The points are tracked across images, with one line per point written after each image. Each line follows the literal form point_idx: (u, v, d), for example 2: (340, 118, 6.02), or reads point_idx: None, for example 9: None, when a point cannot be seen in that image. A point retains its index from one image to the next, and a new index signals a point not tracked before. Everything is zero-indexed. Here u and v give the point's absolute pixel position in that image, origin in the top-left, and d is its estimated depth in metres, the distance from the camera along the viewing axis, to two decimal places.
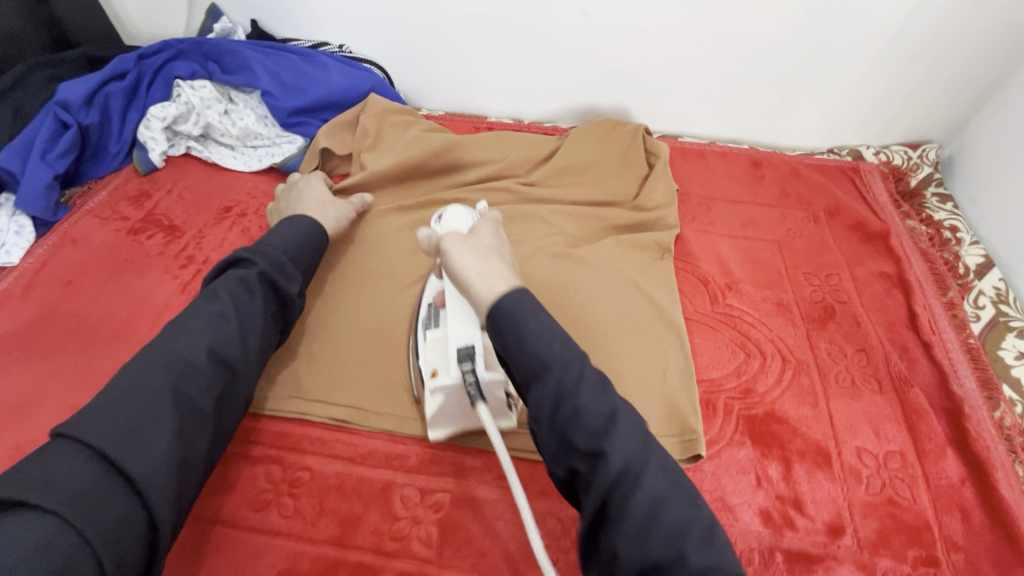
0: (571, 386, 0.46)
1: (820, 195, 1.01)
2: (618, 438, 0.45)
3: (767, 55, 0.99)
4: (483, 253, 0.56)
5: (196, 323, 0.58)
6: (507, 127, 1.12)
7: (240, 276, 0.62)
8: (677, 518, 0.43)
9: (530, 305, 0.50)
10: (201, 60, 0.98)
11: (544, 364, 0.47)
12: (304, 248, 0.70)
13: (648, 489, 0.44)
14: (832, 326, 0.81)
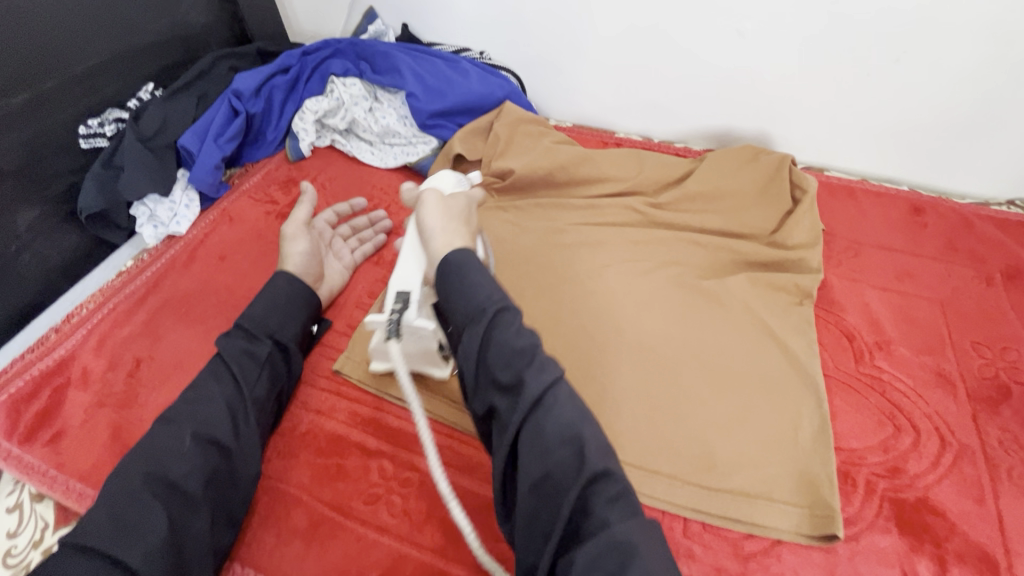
0: (500, 326, 0.49)
1: (996, 252, 0.88)
2: (536, 364, 0.47)
3: (948, 90, 0.88)
4: (453, 215, 0.59)
5: (177, 413, 0.59)
6: (636, 144, 1.08)
7: (213, 364, 0.63)
8: (584, 441, 0.45)
9: (463, 263, 0.52)
10: (354, 59, 1.04)
11: (475, 309, 0.49)
12: (279, 305, 0.69)
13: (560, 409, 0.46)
14: (1006, 410, 0.70)
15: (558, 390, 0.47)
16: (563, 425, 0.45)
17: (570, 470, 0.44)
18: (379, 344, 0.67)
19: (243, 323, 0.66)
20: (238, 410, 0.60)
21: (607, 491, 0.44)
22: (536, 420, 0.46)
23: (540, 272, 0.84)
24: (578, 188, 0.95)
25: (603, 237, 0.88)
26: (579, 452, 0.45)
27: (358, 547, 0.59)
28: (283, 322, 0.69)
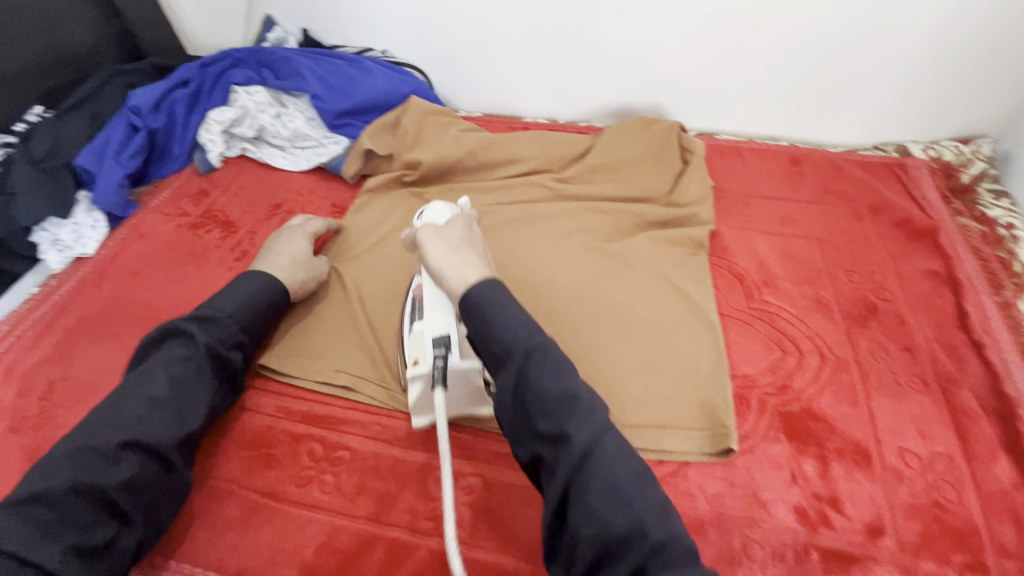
0: (547, 356, 0.51)
1: (863, 191, 0.98)
2: (581, 399, 0.49)
3: (806, 51, 0.98)
4: (455, 245, 0.59)
5: (126, 410, 0.57)
6: (542, 126, 1.14)
7: (180, 353, 0.62)
8: (628, 483, 0.47)
9: (498, 294, 0.53)
10: (256, 67, 1.05)
11: (521, 341, 0.51)
12: (254, 312, 0.68)
13: (606, 453, 0.47)
14: (874, 324, 0.79)
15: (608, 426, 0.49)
16: (618, 472, 0.47)
17: (581, 467, 0.47)
18: (423, 398, 0.65)
19: (224, 320, 0.65)
20: (192, 414, 0.60)
21: (661, 540, 0.44)
22: (587, 480, 0.46)
23: None
24: (488, 171, 0.99)
25: (516, 214, 0.93)
26: (624, 501, 0.46)
27: (292, 527, 0.61)
28: (260, 325, 0.69)
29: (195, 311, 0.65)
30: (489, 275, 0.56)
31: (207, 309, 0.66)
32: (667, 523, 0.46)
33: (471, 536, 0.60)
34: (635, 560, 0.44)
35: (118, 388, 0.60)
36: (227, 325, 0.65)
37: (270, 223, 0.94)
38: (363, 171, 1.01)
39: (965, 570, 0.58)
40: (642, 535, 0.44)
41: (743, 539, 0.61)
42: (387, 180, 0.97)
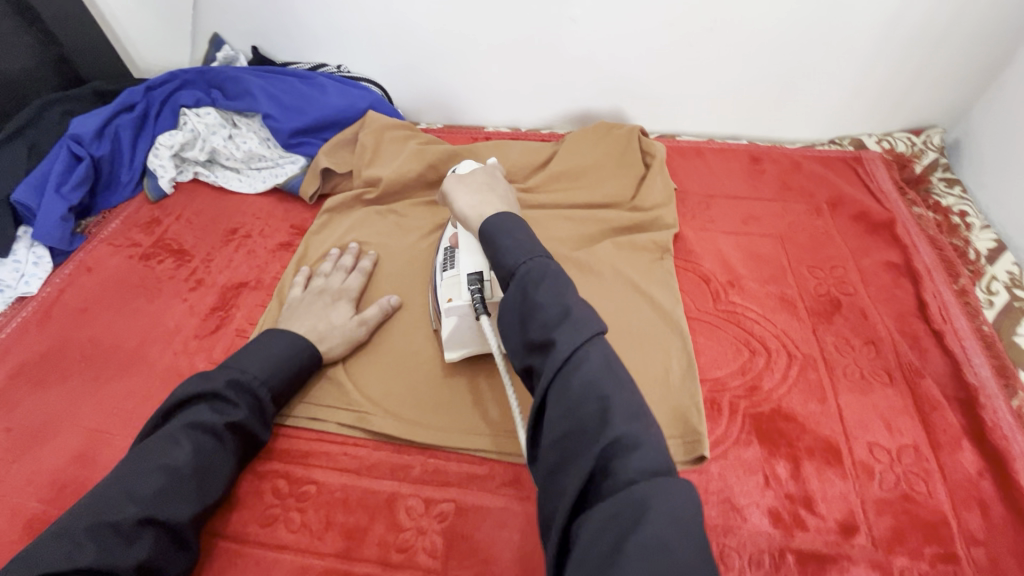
0: (544, 275, 0.50)
1: (822, 186, 1.00)
2: (569, 308, 0.47)
3: (760, 50, 0.99)
4: (475, 189, 0.67)
5: (148, 482, 0.54)
6: (504, 135, 1.13)
7: (211, 420, 0.59)
8: (613, 398, 0.43)
9: (506, 223, 0.57)
10: (204, 88, 1.01)
11: (517, 258, 0.53)
12: (289, 379, 0.66)
13: (590, 367, 0.44)
14: (838, 319, 0.80)
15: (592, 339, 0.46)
16: (593, 371, 0.44)
17: (586, 430, 0.42)
18: (456, 330, 0.69)
19: (260, 386, 0.63)
20: (211, 488, 0.58)
21: (638, 458, 0.40)
22: (562, 380, 0.44)
23: (423, 268, 0.86)
24: None
25: None
26: (603, 419, 0.42)
27: (257, 570, 0.58)
28: (288, 390, 0.67)
29: (233, 371, 0.62)
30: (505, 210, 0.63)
31: (247, 372, 0.63)
32: (656, 457, 0.41)
33: (445, 565, 0.58)
34: (598, 454, 0.41)
35: (136, 450, 0.57)
36: (258, 392, 0.63)
37: (227, 249, 0.91)
38: (323, 190, 0.98)
39: (938, 562, 0.58)
40: (606, 435, 0.41)
41: (719, 546, 0.60)
42: (347, 199, 0.95)
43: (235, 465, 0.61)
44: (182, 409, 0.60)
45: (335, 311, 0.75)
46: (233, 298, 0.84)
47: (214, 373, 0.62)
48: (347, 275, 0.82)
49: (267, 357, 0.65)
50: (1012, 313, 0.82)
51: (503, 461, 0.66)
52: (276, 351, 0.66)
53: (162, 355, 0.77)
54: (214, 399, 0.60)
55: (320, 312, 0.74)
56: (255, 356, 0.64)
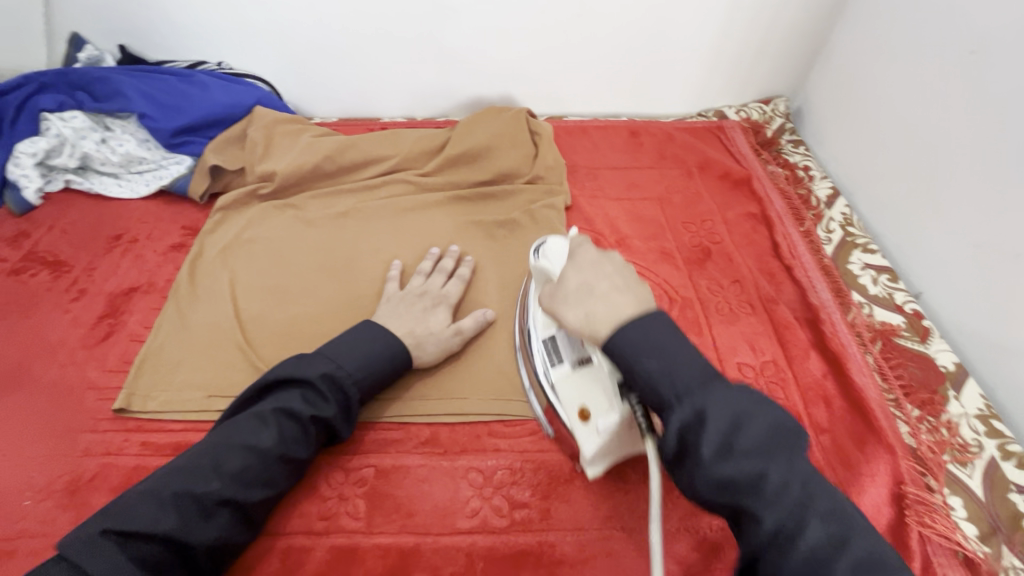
0: (688, 402, 0.45)
1: (692, 152, 1.11)
2: (717, 394, 0.45)
3: (625, 33, 1.09)
4: (576, 299, 0.54)
5: (232, 459, 0.55)
6: (400, 125, 1.15)
7: (297, 409, 0.59)
8: (786, 481, 0.42)
9: (636, 340, 0.48)
10: (69, 90, 0.95)
11: (672, 397, 0.46)
12: (376, 377, 0.66)
13: (752, 444, 0.43)
14: (709, 265, 0.91)
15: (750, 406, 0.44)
16: (754, 447, 0.43)
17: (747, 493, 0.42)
18: (603, 447, 0.60)
19: (351, 384, 0.63)
20: (287, 476, 0.59)
21: (846, 549, 0.40)
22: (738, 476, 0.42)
23: (327, 258, 0.87)
24: (349, 174, 0.99)
25: (384, 214, 0.94)
26: (706, 399, 0.44)
27: None
28: (372, 392, 0.66)
29: (327, 364, 0.62)
30: (646, 307, 0.51)
31: (341, 363, 0.63)
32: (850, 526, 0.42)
33: (369, 524, 0.61)
34: (759, 517, 0.42)
35: (229, 423, 0.58)
36: (347, 389, 0.62)
37: (110, 256, 0.87)
38: (214, 189, 0.96)
39: None
40: (762, 491, 0.42)
41: (618, 466, 0.67)
42: (241, 196, 0.93)
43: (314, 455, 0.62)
44: (273, 388, 0.62)
45: (433, 318, 0.74)
46: (123, 304, 0.81)
47: (312, 361, 0.62)
48: (446, 280, 0.80)
49: (360, 352, 0.65)
50: (846, 246, 0.97)
51: (418, 423, 0.70)
52: (369, 347, 0.66)
53: (44, 369, 0.73)
54: (308, 390, 0.61)
55: (419, 316, 0.74)
56: (348, 350, 0.65)
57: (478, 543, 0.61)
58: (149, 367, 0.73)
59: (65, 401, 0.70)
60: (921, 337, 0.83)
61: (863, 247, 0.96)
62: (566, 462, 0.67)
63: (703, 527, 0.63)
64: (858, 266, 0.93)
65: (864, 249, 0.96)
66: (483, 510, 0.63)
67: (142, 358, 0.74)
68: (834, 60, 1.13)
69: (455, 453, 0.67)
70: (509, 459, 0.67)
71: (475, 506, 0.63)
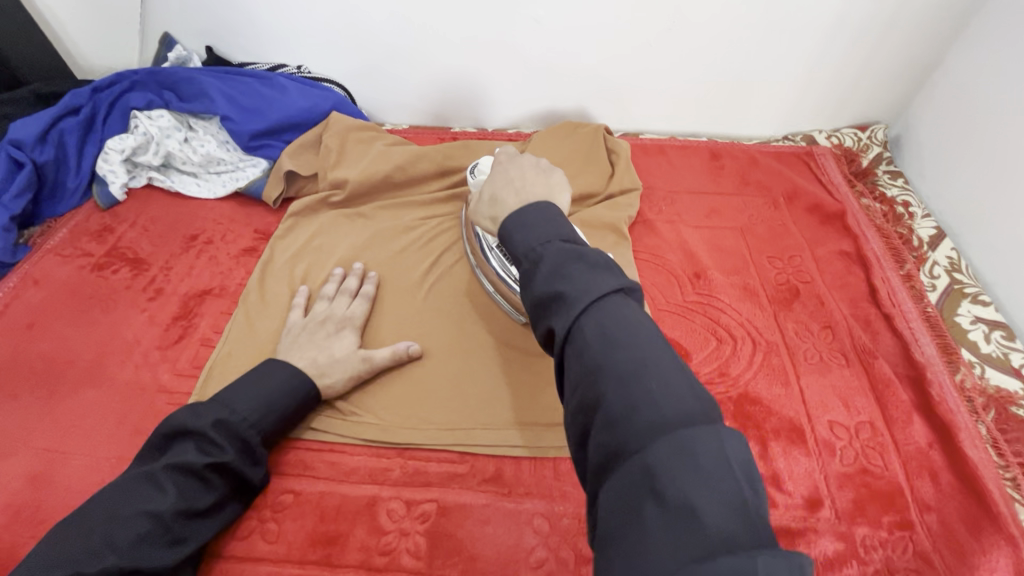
0: (546, 262, 0.43)
1: (778, 180, 1.03)
2: (588, 272, 0.41)
3: (715, 50, 1.03)
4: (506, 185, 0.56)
5: (128, 529, 0.51)
6: (471, 135, 1.13)
7: (193, 462, 0.56)
8: (641, 391, 0.35)
9: (540, 223, 0.46)
10: (157, 89, 0.97)
11: (528, 251, 0.45)
12: (277, 414, 0.63)
13: (615, 400, 0.36)
14: (797, 306, 0.84)
15: (605, 300, 0.39)
16: (595, 342, 0.38)
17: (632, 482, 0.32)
18: None
19: (249, 429, 0.60)
20: (195, 531, 0.55)
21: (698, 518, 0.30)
22: (596, 424, 0.37)
23: (387, 271, 0.85)
24: (419, 185, 0.97)
25: (452, 229, 0.92)
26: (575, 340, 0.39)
27: None
28: (279, 432, 0.64)
29: (221, 412, 0.59)
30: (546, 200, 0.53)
31: (227, 408, 0.60)
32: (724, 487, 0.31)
33: (429, 566, 0.59)
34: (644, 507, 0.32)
35: (116, 488, 0.54)
36: (246, 436, 0.60)
37: (186, 256, 0.88)
38: (287, 194, 0.96)
39: (895, 529, 0.63)
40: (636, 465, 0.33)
41: None
42: (311, 202, 0.93)
43: (226, 506, 0.59)
44: (165, 442, 0.58)
45: (337, 343, 0.71)
46: (196, 306, 0.81)
47: (203, 410, 0.59)
48: (352, 301, 0.78)
49: (259, 396, 0.63)
50: (953, 295, 0.88)
51: (482, 456, 0.67)
52: (273, 390, 0.64)
53: (120, 368, 0.74)
54: (202, 439, 0.58)
55: (321, 343, 0.71)
56: (244, 394, 0.62)
57: None
58: (212, 375, 0.73)
59: (138, 403, 0.71)
60: None
61: (973, 297, 0.87)
62: None
63: None
64: (967, 319, 0.84)
65: (974, 300, 0.87)
66: (548, 563, 0.59)
67: (209, 366, 0.74)
68: (947, 87, 1.02)
69: (520, 496, 0.64)
70: (576, 507, 0.63)
71: (539, 557, 0.59)
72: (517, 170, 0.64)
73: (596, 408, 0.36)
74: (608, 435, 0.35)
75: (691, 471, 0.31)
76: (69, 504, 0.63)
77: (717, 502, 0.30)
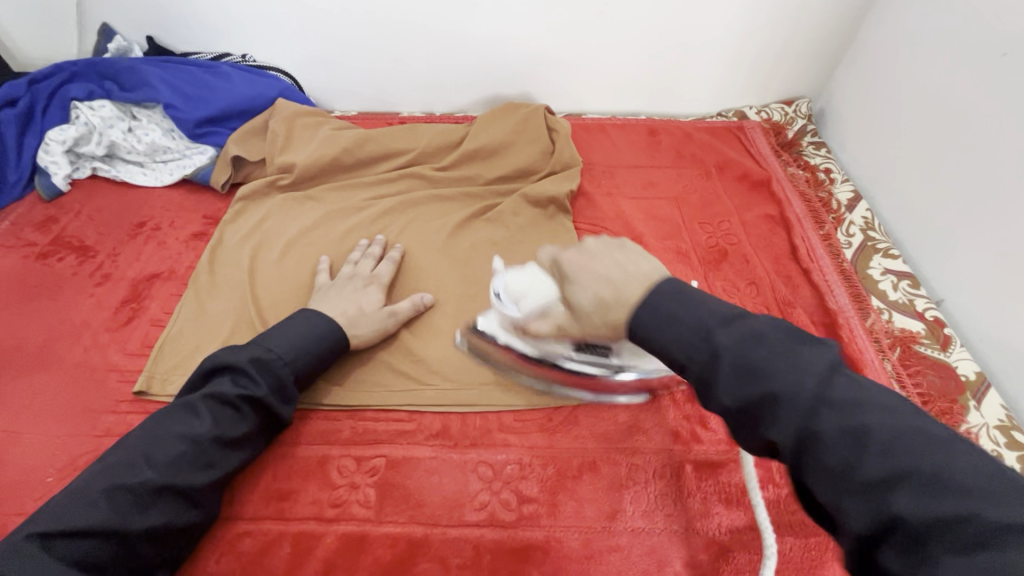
0: (726, 358, 0.42)
1: (710, 152, 1.10)
2: (785, 354, 0.41)
3: (647, 31, 1.08)
4: (591, 278, 0.51)
5: (166, 448, 0.56)
6: (418, 119, 1.16)
7: (227, 392, 0.61)
8: (878, 436, 0.36)
9: (671, 306, 0.46)
10: (97, 80, 0.97)
11: (688, 347, 0.45)
12: (307, 353, 0.66)
13: (832, 432, 0.37)
14: (725, 266, 0.90)
15: (825, 382, 0.39)
16: (840, 443, 0.37)
17: (891, 529, 0.34)
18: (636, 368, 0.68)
19: (281, 367, 0.64)
20: (228, 457, 0.60)
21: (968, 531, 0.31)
22: (809, 461, 0.38)
23: (336, 249, 0.88)
24: (367, 168, 1.00)
25: (401, 207, 0.95)
26: (784, 408, 0.39)
27: None
28: (311, 373, 0.67)
29: (256, 350, 0.64)
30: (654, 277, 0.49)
31: (260, 344, 0.65)
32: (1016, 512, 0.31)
33: (378, 514, 0.62)
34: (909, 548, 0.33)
35: (162, 414, 0.60)
36: (278, 374, 0.64)
37: (133, 243, 0.89)
38: (235, 179, 0.97)
39: None
40: (886, 512, 0.34)
41: (628, 465, 0.67)
42: (259, 186, 0.95)
43: (256, 439, 0.63)
44: (206, 379, 0.63)
45: (366, 298, 0.76)
46: (145, 290, 0.83)
47: (241, 349, 0.64)
48: (376, 264, 0.82)
49: (291, 336, 0.66)
50: (866, 251, 0.95)
51: (429, 414, 0.71)
52: (301, 329, 0.67)
53: (70, 351, 0.75)
54: (235, 373, 0.62)
55: (353, 297, 0.75)
56: (279, 335, 0.66)
57: (485, 536, 0.61)
58: (162, 350, 0.75)
59: (88, 382, 0.72)
60: (941, 345, 0.82)
61: (884, 252, 0.95)
62: (574, 460, 0.67)
63: (712, 528, 0.62)
64: (878, 272, 0.92)
65: (885, 254, 0.94)
66: (491, 504, 0.63)
67: (161, 343, 0.76)
68: (860, 60, 1.10)
69: (464, 447, 0.68)
70: (518, 454, 0.68)
71: (482, 500, 0.64)
72: (596, 245, 0.53)
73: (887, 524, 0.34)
74: (910, 550, 0.33)
75: (944, 491, 0.33)
76: (21, 480, 0.64)
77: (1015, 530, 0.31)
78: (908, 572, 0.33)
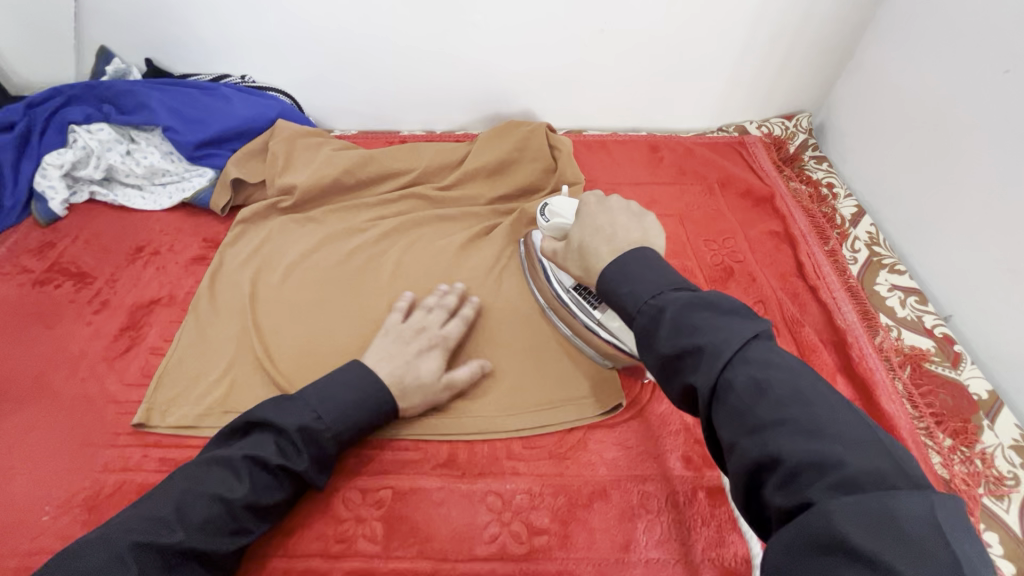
0: (668, 312, 0.43)
1: (712, 168, 1.10)
2: (719, 319, 0.41)
3: (647, 49, 1.08)
4: (597, 228, 0.57)
5: (201, 510, 0.53)
6: (419, 138, 1.15)
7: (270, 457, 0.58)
8: (783, 389, 0.37)
9: (638, 268, 0.48)
10: (95, 103, 0.96)
11: (642, 305, 0.46)
12: (353, 424, 0.64)
13: (742, 381, 0.38)
14: (732, 284, 0.89)
15: (747, 342, 0.40)
16: (746, 391, 0.38)
17: (773, 465, 0.35)
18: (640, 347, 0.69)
19: (328, 438, 0.61)
20: (255, 524, 0.57)
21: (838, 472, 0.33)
22: (718, 405, 0.39)
23: (339, 272, 0.87)
24: (368, 188, 0.99)
25: (403, 228, 0.94)
26: (703, 359, 0.40)
27: None
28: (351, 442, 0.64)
29: (306, 416, 0.60)
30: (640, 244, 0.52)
31: (310, 407, 0.62)
32: (877, 458, 0.33)
33: (386, 548, 0.60)
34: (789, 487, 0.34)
35: (199, 467, 0.57)
36: (323, 444, 0.61)
37: (132, 268, 0.87)
38: (235, 202, 0.96)
39: None
40: (777, 456, 0.35)
41: (640, 493, 0.66)
42: (259, 209, 0.94)
43: (284, 507, 0.60)
44: (246, 433, 0.60)
45: (424, 365, 0.69)
46: (144, 317, 0.81)
47: (291, 409, 0.61)
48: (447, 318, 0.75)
49: (341, 401, 0.63)
50: (872, 267, 0.95)
51: (436, 442, 0.69)
52: (352, 393, 0.64)
53: (67, 381, 0.73)
54: (282, 439, 0.60)
55: (410, 360, 0.68)
56: (330, 400, 0.62)
57: (496, 570, 0.59)
58: (161, 380, 0.73)
59: (86, 414, 0.70)
60: (952, 362, 0.81)
61: (890, 267, 0.95)
62: (585, 488, 0.66)
63: (728, 558, 0.61)
64: (885, 288, 0.91)
65: (891, 270, 0.94)
66: (501, 537, 0.62)
67: (160, 372, 0.74)
68: (860, 75, 1.10)
69: (472, 477, 0.66)
70: (527, 483, 0.66)
71: (492, 532, 0.62)
72: (612, 205, 0.58)
73: (775, 461, 0.35)
74: (792, 489, 0.34)
75: (816, 436, 0.35)
76: (17, 518, 0.62)
77: (882, 476, 0.32)
78: (790, 508, 0.34)
